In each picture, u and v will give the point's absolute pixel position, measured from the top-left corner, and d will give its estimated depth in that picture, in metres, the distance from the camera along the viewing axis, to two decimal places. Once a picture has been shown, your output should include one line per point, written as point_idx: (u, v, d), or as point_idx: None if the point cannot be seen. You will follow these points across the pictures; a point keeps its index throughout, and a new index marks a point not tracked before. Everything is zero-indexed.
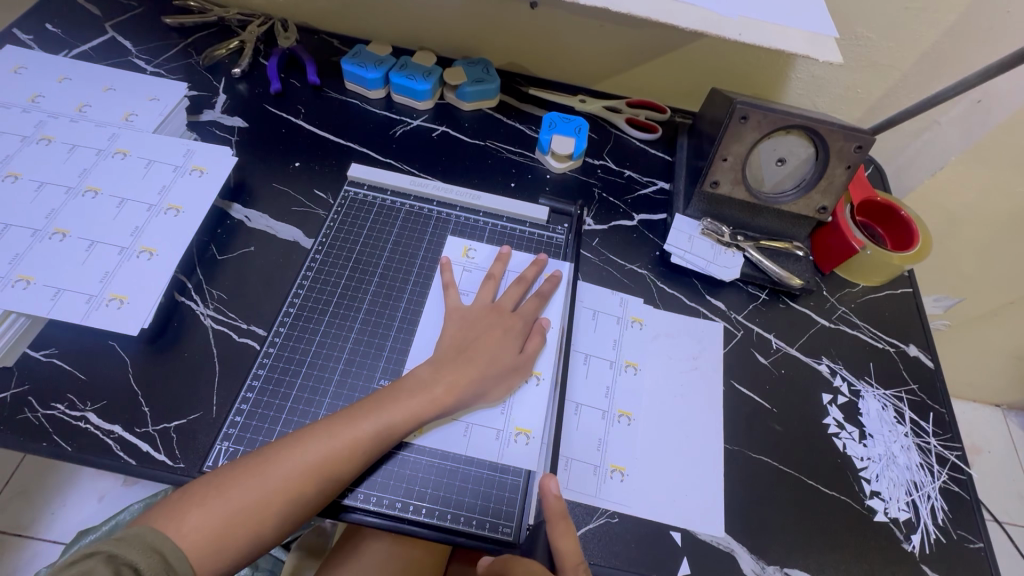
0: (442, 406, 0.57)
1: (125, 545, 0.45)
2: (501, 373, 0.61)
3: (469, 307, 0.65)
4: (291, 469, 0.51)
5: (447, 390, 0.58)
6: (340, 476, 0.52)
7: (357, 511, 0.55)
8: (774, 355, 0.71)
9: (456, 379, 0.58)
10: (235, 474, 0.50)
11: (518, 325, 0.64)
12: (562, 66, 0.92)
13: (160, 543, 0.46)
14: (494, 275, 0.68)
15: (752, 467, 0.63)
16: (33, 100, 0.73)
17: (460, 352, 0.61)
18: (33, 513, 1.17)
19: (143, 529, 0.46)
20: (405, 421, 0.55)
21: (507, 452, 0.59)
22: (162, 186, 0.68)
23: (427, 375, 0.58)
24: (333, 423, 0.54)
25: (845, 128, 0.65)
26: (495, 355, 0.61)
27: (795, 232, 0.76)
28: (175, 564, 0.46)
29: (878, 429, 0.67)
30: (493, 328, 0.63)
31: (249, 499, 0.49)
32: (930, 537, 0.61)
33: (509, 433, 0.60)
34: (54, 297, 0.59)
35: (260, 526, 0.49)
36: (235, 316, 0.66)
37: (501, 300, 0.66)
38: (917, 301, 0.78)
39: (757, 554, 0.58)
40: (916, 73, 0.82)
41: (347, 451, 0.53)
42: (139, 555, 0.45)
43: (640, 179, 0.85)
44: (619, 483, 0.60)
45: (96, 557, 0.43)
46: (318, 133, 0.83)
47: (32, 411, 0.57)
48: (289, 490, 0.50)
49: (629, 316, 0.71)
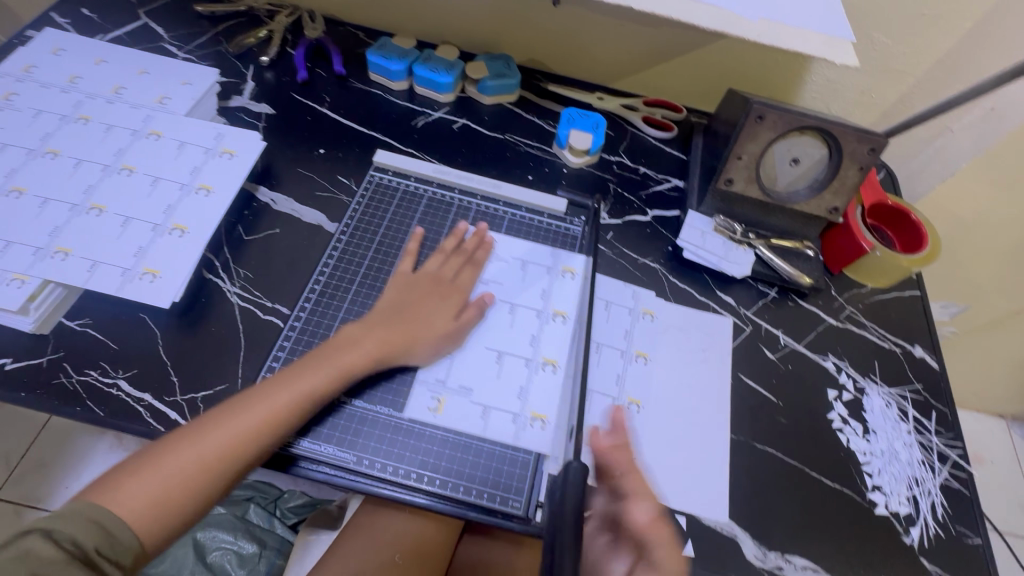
0: (372, 362, 0.60)
1: (59, 520, 0.44)
2: (439, 336, 0.64)
3: (414, 274, 0.68)
4: (233, 430, 0.52)
5: (377, 346, 0.60)
6: (280, 432, 0.54)
7: (307, 464, 0.57)
8: (781, 351, 0.73)
9: (387, 335, 0.61)
10: (174, 442, 0.50)
11: (458, 297, 0.67)
12: (582, 63, 0.94)
13: (99, 515, 0.45)
14: (445, 249, 0.70)
15: (756, 457, 0.65)
16: (71, 81, 0.76)
17: (396, 315, 0.63)
18: (50, 484, 1.20)
19: (79, 504, 0.45)
20: (340, 378, 0.58)
21: (524, 436, 0.60)
22: (194, 167, 0.71)
23: (355, 333, 0.61)
24: (269, 385, 0.55)
25: (859, 130, 0.66)
26: (430, 320, 0.64)
27: (806, 232, 0.78)
28: (118, 533, 0.45)
29: (881, 426, 0.69)
30: (430, 296, 0.66)
31: (191, 462, 0.49)
32: (929, 532, 0.62)
33: (526, 418, 0.61)
34: (90, 269, 0.61)
35: (202, 491, 0.50)
36: (260, 294, 0.68)
37: (443, 269, 0.69)
38: (925, 303, 0.80)
39: (759, 540, 0.60)
40: (932, 80, 0.83)
41: (287, 408, 0.55)
42: (78, 529, 0.44)
43: (655, 176, 0.87)
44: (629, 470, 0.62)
45: (32, 534, 0.43)
46: (342, 122, 0.86)
47: (67, 376, 0.60)
48: (229, 450, 0.51)
49: (640, 308, 0.73)
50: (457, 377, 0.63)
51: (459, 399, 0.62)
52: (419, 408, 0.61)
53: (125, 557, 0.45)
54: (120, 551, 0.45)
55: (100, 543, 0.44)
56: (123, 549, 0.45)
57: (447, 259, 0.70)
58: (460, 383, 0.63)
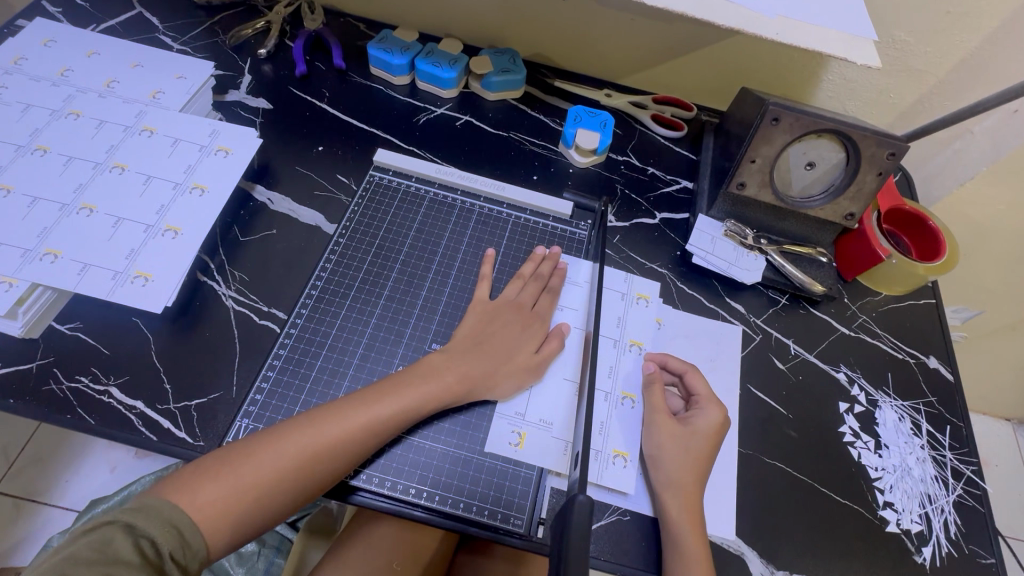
0: (452, 394, 0.58)
1: (142, 517, 0.45)
2: (519, 369, 0.61)
3: (493, 301, 0.65)
4: (303, 446, 0.51)
5: (458, 379, 0.58)
6: (349, 456, 0.53)
7: (365, 492, 0.56)
8: (791, 361, 0.71)
9: (470, 369, 0.59)
10: (248, 448, 0.51)
11: (537, 326, 0.65)
12: (589, 58, 0.91)
13: (176, 516, 0.47)
14: (524, 274, 0.68)
15: (765, 471, 0.63)
16: (62, 73, 0.73)
17: (475, 344, 0.61)
18: (47, 478, 1.19)
19: (160, 502, 0.47)
20: (414, 408, 0.56)
21: (607, 473, 0.59)
22: (188, 165, 0.69)
23: (439, 362, 0.59)
24: (343, 405, 0.55)
25: (879, 134, 0.64)
26: (509, 351, 0.62)
27: (819, 238, 0.75)
28: (190, 538, 0.46)
29: (894, 441, 0.67)
30: (510, 323, 0.63)
31: (262, 473, 0.50)
32: (942, 551, 0.61)
33: (608, 454, 0.60)
34: (81, 272, 0.59)
35: (268, 503, 0.50)
36: (256, 298, 0.66)
37: (522, 295, 0.66)
38: (940, 312, 0.77)
39: (766, 558, 0.58)
40: (952, 81, 0.80)
41: (362, 431, 0.54)
42: (157, 529, 0.45)
43: (663, 177, 0.85)
44: (622, 468, 0.60)
45: (115, 525, 0.44)
46: (342, 118, 0.83)
47: (57, 383, 0.58)
48: (301, 469, 0.51)
49: (635, 293, 0.72)
50: (537, 411, 0.61)
51: (539, 435, 0.60)
52: (501, 442, 0.59)
53: (193, 563, 0.47)
54: (190, 557, 0.46)
55: (175, 548, 0.45)
56: (192, 555, 0.46)
57: (525, 284, 0.67)
58: (541, 418, 0.61)
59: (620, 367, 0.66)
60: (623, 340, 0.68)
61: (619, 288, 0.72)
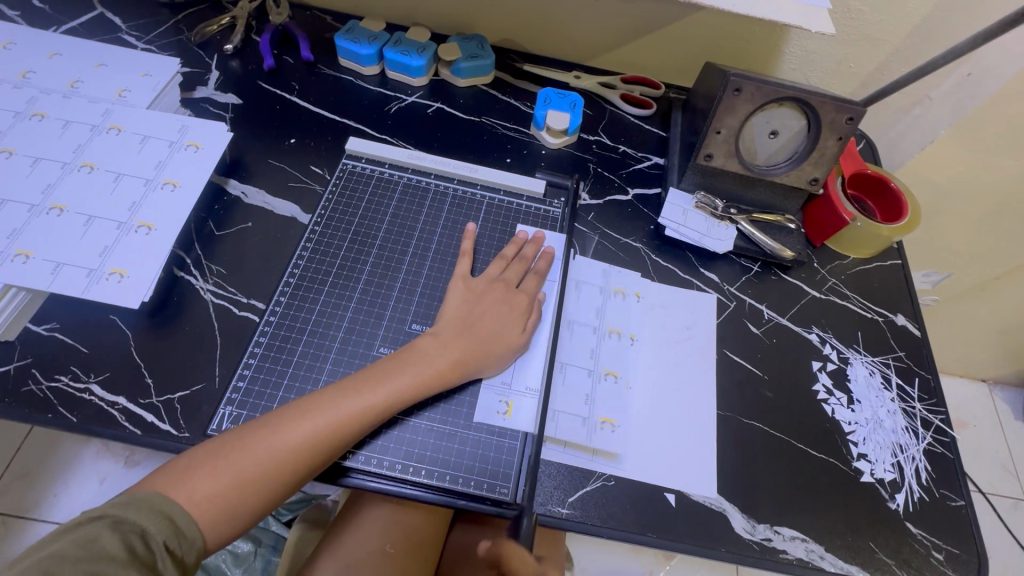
0: (439, 372, 0.58)
1: (131, 510, 0.46)
2: (504, 347, 0.62)
3: (473, 278, 0.66)
4: (297, 435, 0.52)
5: (444, 358, 0.59)
6: (342, 441, 0.54)
7: (356, 473, 0.56)
8: (765, 325, 0.73)
9: (456, 348, 0.60)
10: (241, 439, 0.51)
11: (522, 301, 0.65)
12: (557, 41, 0.92)
13: (170, 509, 0.47)
14: (507, 255, 0.69)
15: (743, 431, 0.65)
16: (23, 76, 0.73)
17: (461, 325, 0.62)
18: (36, 493, 1.18)
19: (151, 494, 0.47)
20: (407, 392, 0.57)
21: (595, 438, 0.61)
22: (158, 162, 0.68)
23: (426, 346, 0.59)
24: (334, 392, 0.55)
25: (838, 100, 0.66)
26: (496, 329, 0.63)
27: (786, 205, 0.77)
28: (185, 527, 0.47)
29: (866, 395, 0.69)
30: (493, 299, 0.64)
31: (256, 463, 0.50)
32: (914, 496, 0.63)
33: (595, 422, 0.62)
34: (54, 271, 0.59)
35: (265, 491, 0.51)
36: (234, 290, 0.66)
37: (506, 274, 0.67)
38: (905, 272, 0.80)
39: (748, 513, 0.60)
40: (907, 47, 0.82)
41: (352, 417, 0.54)
42: (147, 520, 0.46)
43: (634, 154, 0.86)
44: (610, 433, 0.62)
45: (102, 522, 0.44)
46: (313, 110, 0.83)
47: (36, 383, 0.58)
48: (293, 458, 0.51)
49: (612, 286, 0.72)
50: (523, 380, 0.63)
51: (527, 402, 0.62)
52: (490, 411, 0.60)
53: (190, 554, 0.47)
54: (186, 547, 0.47)
55: (169, 538, 0.46)
56: (187, 545, 0.47)
57: (508, 265, 0.68)
58: (528, 386, 0.63)
59: (600, 353, 0.67)
60: (601, 327, 0.68)
61: (595, 282, 0.72)
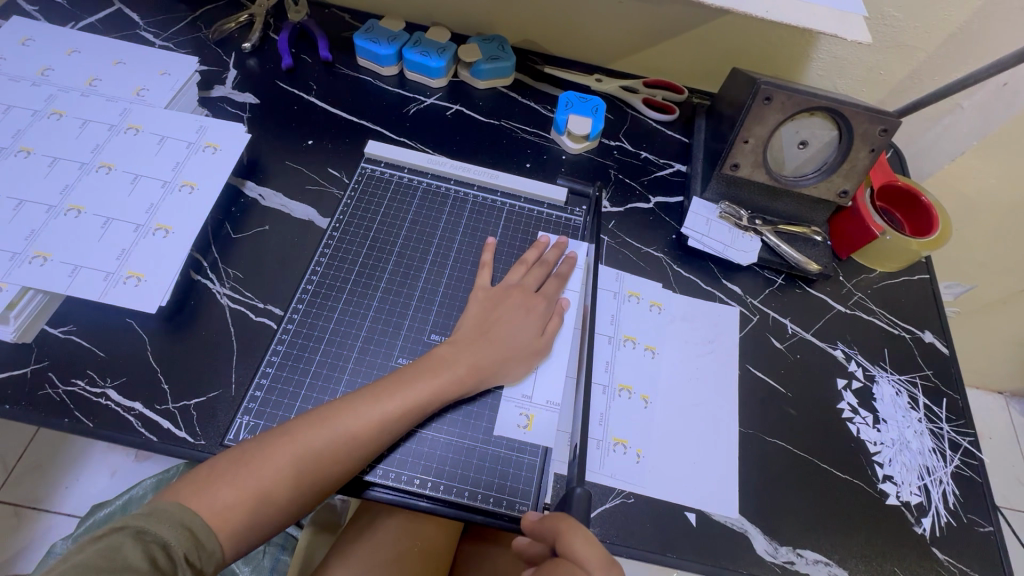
0: (460, 383, 0.57)
1: (153, 521, 0.45)
2: (524, 354, 0.61)
3: (494, 287, 0.65)
4: (317, 446, 0.51)
5: (466, 369, 0.58)
6: (362, 453, 0.53)
7: (375, 487, 0.56)
8: (789, 340, 0.71)
9: (478, 358, 0.59)
10: (261, 448, 0.51)
11: (542, 308, 0.64)
12: (579, 43, 0.91)
13: (190, 520, 0.46)
14: (528, 261, 0.68)
15: (766, 449, 0.63)
16: (42, 73, 0.72)
17: (482, 333, 0.61)
18: (47, 485, 1.19)
19: (171, 505, 0.46)
20: (426, 400, 0.56)
21: (608, 461, 0.60)
22: (176, 163, 0.68)
23: (447, 355, 0.58)
24: (353, 401, 0.54)
25: (871, 110, 0.64)
26: (517, 337, 0.61)
27: (813, 217, 0.75)
28: (204, 539, 0.46)
29: (892, 415, 0.67)
30: (515, 307, 0.63)
31: (276, 475, 0.50)
32: (941, 521, 0.62)
33: (608, 443, 0.61)
34: (72, 274, 0.59)
35: (283, 502, 0.50)
36: (251, 295, 0.65)
37: (526, 281, 0.66)
38: (934, 287, 0.78)
39: (770, 535, 0.59)
40: (942, 56, 0.80)
41: (372, 427, 0.53)
42: (168, 532, 0.45)
43: (656, 161, 0.84)
44: (623, 456, 0.60)
45: (125, 531, 0.43)
46: (331, 111, 0.82)
47: (53, 387, 0.57)
48: (313, 470, 0.51)
49: (627, 291, 0.71)
50: (543, 393, 0.62)
51: (548, 415, 0.61)
52: (510, 425, 0.60)
53: (209, 565, 0.46)
54: (205, 559, 0.46)
55: (189, 550, 0.45)
56: (206, 557, 0.46)
57: (528, 270, 0.67)
58: (548, 400, 0.61)
59: (615, 367, 0.65)
60: (617, 336, 0.67)
61: (611, 288, 0.71)
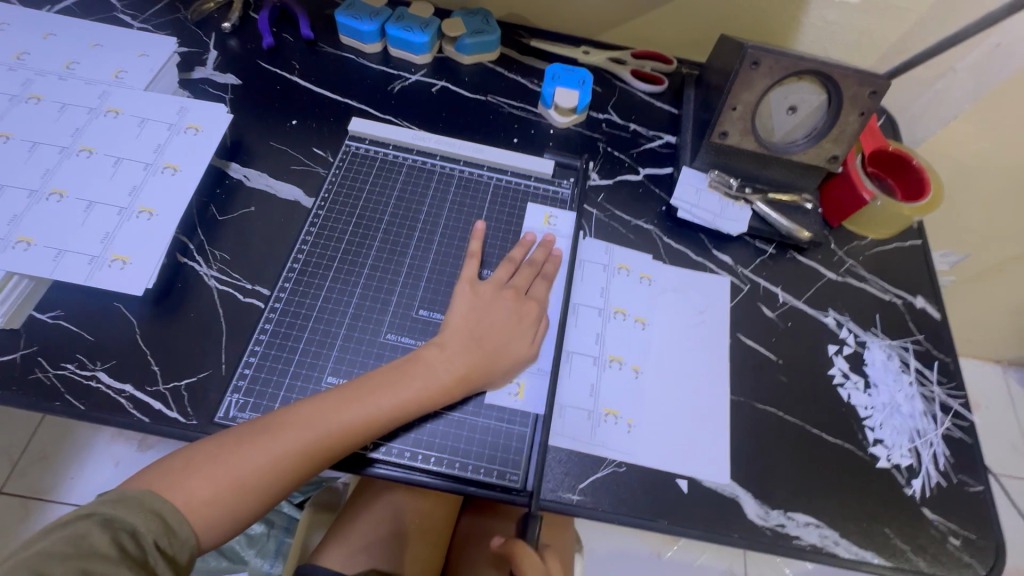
0: (449, 393, 0.56)
1: (122, 508, 0.45)
2: (513, 362, 0.60)
3: (483, 283, 0.63)
4: (296, 436, 0.51)
5: (452, 377, 0.57)
6: (345, 443, 0.53)
7: (379, 463, 0.56)
8: (780, 308, 0.71)
9: (467, 367, 0.57)
10: (238, 441, 0.51)
11: (532, 311, 0.62)
12: (565, 15, 0.89)
13: (160, 507, 0.47)
14: (515, 259, 0.66)
15: (758, 417, 0.64)
16: (18, 57, 0.71)
17: (473, 338, 0.59)
18: (51, 476, 1.20)
19: (142, 493, 0.47)
20: (407, 400, 0.55)
21: (600, 431, 0.60)
22: (158, 145, 0.67)
23: (434, 358, 0.57)
24: (332, 397, 0.54)
25: (860, 72, 0.63)
26: (506, 345, 0.60)
27: (804, 184, 0.75)
28: (175, 526, 0.47)
29: (883, 379, 0.67)
30: (504, 307, 0.61)
31: (255, 464, 0.50)
32: (931, 482, 0.62)
33: (600, 414, 0.61)
34: (56, 258, 0.58)
35: (263, 490, 0.50)
36: (238, 276, 0.65)
37: (515, 280, 0.64)
38: (926, 253, 0.77)
39: (761, 499, 0.59)
40: (934, 16, 0.78)
41: (355, 417, 0.53)
42: (137, 519, 0.45)
43: (646, 133, 0.83)
44: (614, 426, 0.61)
45: (93, 519, 0.44)
46: (314, 90, 0.81)
47: (43, 371, 0.57)
48: (293, 458, 0.51)
49: (616, 263, 0.71)
50: (534, 360, 0.63)
51: (538, 382, 0.62)
52: (501, 393, 0.60)
53: (182, 553, 0.47)
54: (176, 546, 0.47)
55: (158, 537, 0.46)
56: (178, 544, 0.47)
57: (517, 270, 0.65)
58: (538, 366, 0.62)
59: (606, 338, 0.65)
60: (607, 308, 0.67)
61: (600, 260, 0.71)
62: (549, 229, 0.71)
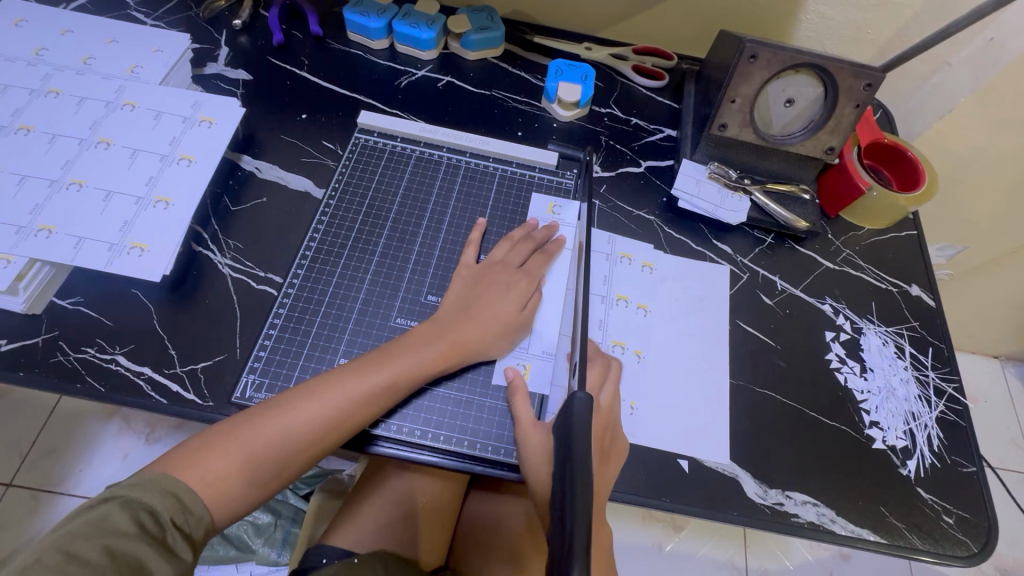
0: (442, 361, 0.58)
1: (140, 489, 0.46)
2: (505, 329, 0.61)
3: (479, 264, 0.66)
4: (308, 415, 0.53)
5: (446, 347, 0.58)
6: (357, 421, 0.54)
7: (385, 441, 0.58)
8: (778, 296, 0.73)
9: (459, 336, 0.59)
10: (252, 419, 0.52)
11: (524, 282, 0.64)
12: (568, 12, 0.91)
13: (176, 487, 0.48)
14: (515, 236, 0.68)
15: (757, 400, 0.65)
16: (36, 53, 0.73)
17: (464, 310, 0.61)
18: (62, 468, 1.22)
19: (159, 475, 0.48)
20: (411, 375, 0.57)
21: None
22: (173, 137, 0.69)
23: (429, 331, 0.59)
24: (341, 376, 0.55)
25: (855, 65, 0.64)
26: (496, 313, 0.61)
27: (801, 175, 0.76)
28: (191, 505, 0.48)
29: (878, 364, 0.69)
30: (497, 282, 0.63)
31: (271, 442, 0.52)
32: (925, 463, 0.64)
33: None
34: (76, 246, 0.60)
35: (280, 467, 0.52)
36: (251, 264, 0.67)
37: (510, 256, 0.66)
38: (921, 243, 0.79)
39: (760, 479, 0.61)
40: (928, 12, 0.80)
41: (364, 395, 0.55)
42: (155, 498, 0.46)
43: (647, 127, 0.85)
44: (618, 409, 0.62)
45: (111, 502, 0.45)
46: (323, 85, 0.83)
47: (64, 354, 0.59)
48: (307, 436, 0.53)
49: (618, 252, 0.73)
50: (540, 344, 0.64)
51: (544, 365, 0.63)
52: (508, 376, 0.62)
53: (198, 530, 0.48)
54: (193, 523, 0.48)
55: (176, 515, 0.47)
56: (194, 522, 0.48)
57: (516, 245, 0.68)
58: (545, 350, 0.64)
59: (608, 323, 0.67)
60: (609, 295, 0.69)
61: (603, 250, 0.72)
62: (554, 218, 0.73)
